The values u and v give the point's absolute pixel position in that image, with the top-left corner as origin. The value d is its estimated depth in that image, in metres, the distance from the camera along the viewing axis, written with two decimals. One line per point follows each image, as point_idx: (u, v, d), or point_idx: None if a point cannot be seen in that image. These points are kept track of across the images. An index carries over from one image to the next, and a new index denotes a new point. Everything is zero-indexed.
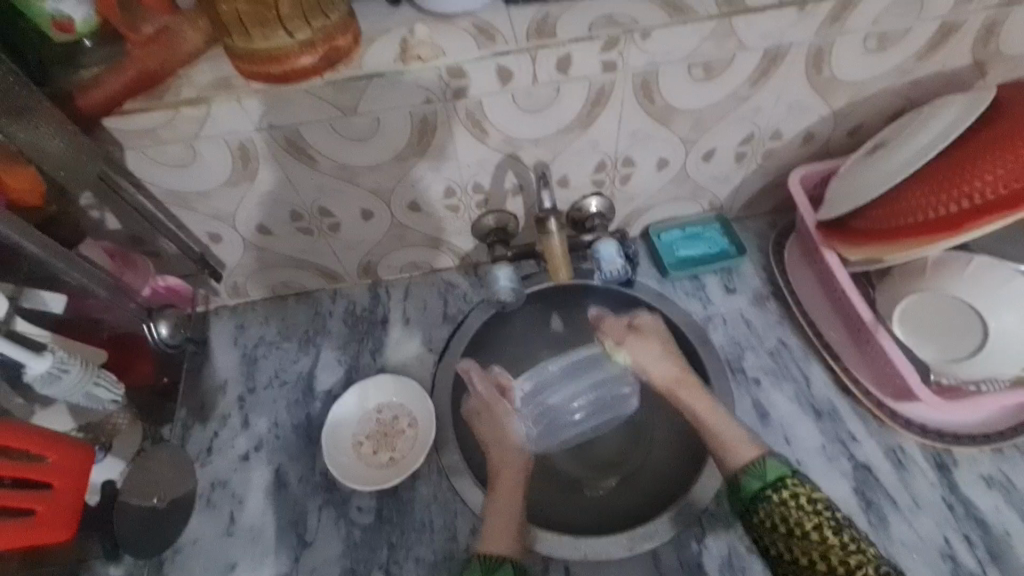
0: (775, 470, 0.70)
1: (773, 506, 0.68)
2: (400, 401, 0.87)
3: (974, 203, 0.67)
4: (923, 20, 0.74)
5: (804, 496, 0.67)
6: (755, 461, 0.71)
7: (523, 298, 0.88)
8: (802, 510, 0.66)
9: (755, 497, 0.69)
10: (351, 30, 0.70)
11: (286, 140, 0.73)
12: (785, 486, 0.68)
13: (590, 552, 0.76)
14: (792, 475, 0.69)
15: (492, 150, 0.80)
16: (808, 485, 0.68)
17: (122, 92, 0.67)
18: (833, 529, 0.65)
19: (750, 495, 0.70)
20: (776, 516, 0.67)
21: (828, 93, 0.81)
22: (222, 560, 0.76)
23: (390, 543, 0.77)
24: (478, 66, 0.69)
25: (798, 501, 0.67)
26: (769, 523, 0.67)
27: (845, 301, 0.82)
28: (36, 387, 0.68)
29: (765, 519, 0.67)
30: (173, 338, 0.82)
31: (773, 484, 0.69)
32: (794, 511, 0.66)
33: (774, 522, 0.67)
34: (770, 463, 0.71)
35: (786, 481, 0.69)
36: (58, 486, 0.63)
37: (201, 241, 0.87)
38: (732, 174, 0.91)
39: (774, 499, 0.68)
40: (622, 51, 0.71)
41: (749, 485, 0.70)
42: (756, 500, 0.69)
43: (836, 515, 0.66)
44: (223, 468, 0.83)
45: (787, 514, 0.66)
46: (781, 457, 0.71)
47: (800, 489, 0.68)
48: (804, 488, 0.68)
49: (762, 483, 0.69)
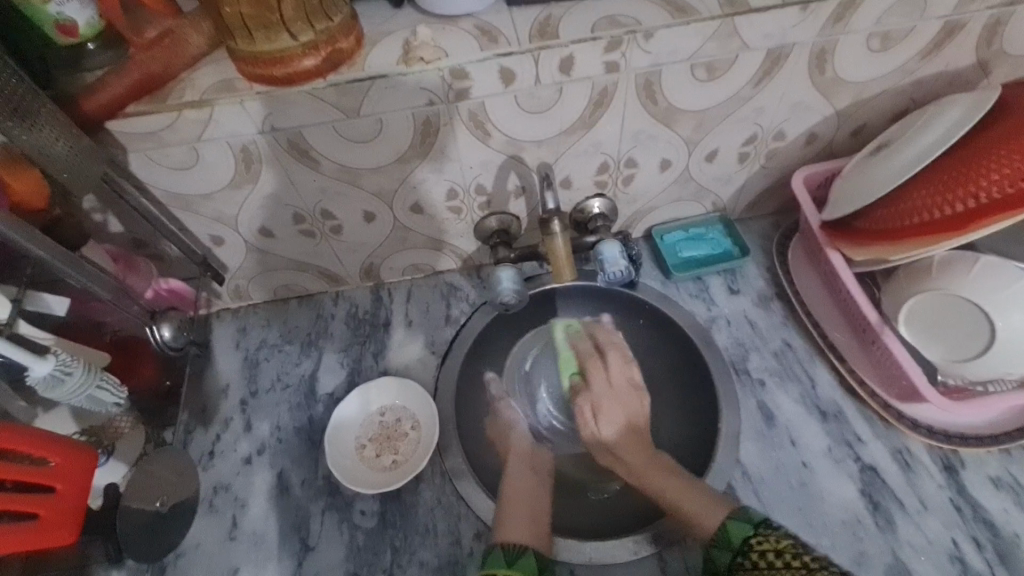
0: (738, 533, 0.65)
1: (748, 575, 0.63)
2: (402, 403, 0.87)
3: (979, 202, 0.66)
4: (926, 20, 0.74)
5: (772, 552, 0.61)
6: (730, 516, 0.67)
7: (527, 300, 0.88)
8: (773, 570, 0.61)
9: (730, 567, 0.65)
10: (354, 33, 0.69)
11: (288, 142, 0.73)
12: (751, 549, 0.63)
13: (594, 555, 0.75)
14: (756, 534, 0.64)
15: (494, 151, 0.80)
16: (774, 537, 0.62)
17: (125, 96, 0.67)
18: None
19: (723, 569, 0.65)
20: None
21: (832, 94, 0.81)
22: (224, 564, 0.76)
23: (393, 547, 0.76)
24: (480, 67, 0.69)
25: (769, 560, 0.61)
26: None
27: (850, 301, 0.81)
28: (38, 390, 0.67)
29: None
30: (176, 341, 0.79)
31: (741, 550, 0.64)
32: (764, 574, 0.61)
33: None
34: (733, 524, 0.66)
35: (752, 542, 0.64)
36: (61, 490, 0.62)
37: (203, 244, 0.86)
38: (735, 175, 0.91)
39: (746, 566, 0.63)
40: (624, 52, 0.71)
41: (721, 558, 0.66)
42: (733, 571, 0.64)
43: (808, 561, 0.59)
44: (226, 471, 0.83)
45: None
46: (744, 515, 0.66)
47: (767, 545, 0.62)
48: (770, 542, 0.62)
49: (730, 554, 0.65)
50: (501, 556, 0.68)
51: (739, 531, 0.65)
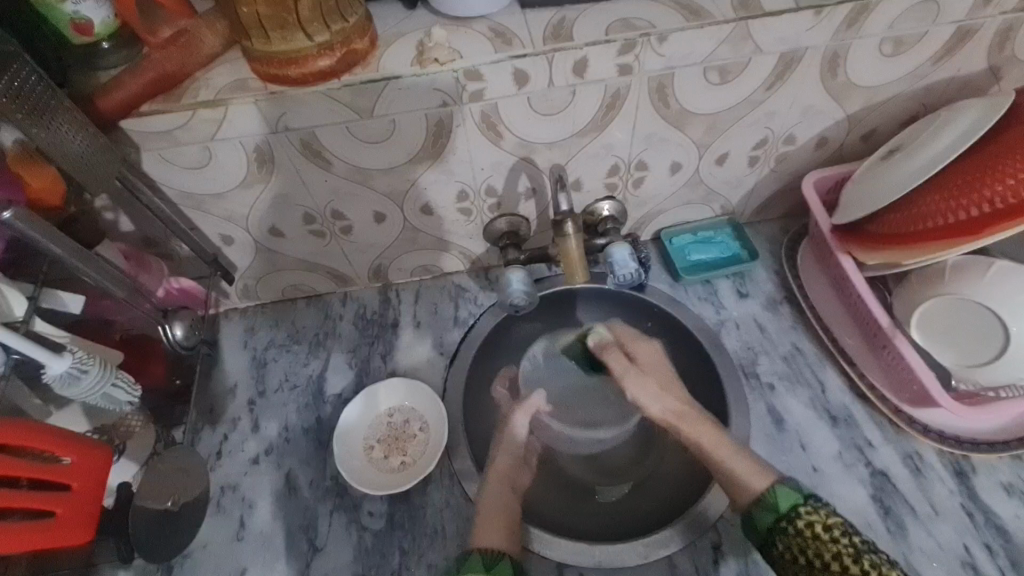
0: (786, 500, 0.66)
1: (790, 540, 0.64)
2: (411, 405, 0.87)
3: (994, 207, 0.66)
4: (939, 25, 0.74)
5: (818, 524, 0.63)
6: (777, 482, 0.68)
7: (536, 301, 0.87)
8: (818, 540, 0.63)
9: (771, 530, 0.66)
10: (368, 34, 0.70)
11: (302, 142, 0.73)
12: (799, 515, 0.65)
13: (604, 559, 0.75)
14: (806, 503, 0.66)
15: (506, 153, 0.80)
16: (822, 511, 0.64)
17: (140, 93, 0.67)
18: (852, 557, 0.61)
19: (764, 528, 0.67)
20: (795, 549, 0.64)
21: (843, 98, 0.81)
22: (232, 566, 0.76)
23: (402, 549, 0.76)
24: (495, 68, 0.69)
25: (816, 531, 0.63)
26: (789, 555, 0.64)
27: (859, 305, 0.81)
28: (56, 388, 0.66)
29: (784, 551, 0.65)
30: (188, 339, 0.80)
31: (787, 515, 0.65)
32: (810, 543, 0.63)
33: (795, 552, 0.64)
34: (783, 490, 0.67)
35: (800, 510, 0.65)
36: (78, 488, 0.62)
37: (214, 243, 0.86)
38: (745, 178, 0.91)
39: (790, 531, 0.65)
40: (638, 54, 0.71)
41: (763, 519, 0.67)
42: (773, 533, 0.66)
43: (854, 541, 0.62)
44: (233, 471, 0.82)
45: (804, 547, 0.63)
46: (793, 484, 0.68)
47: (815, 517, 0.64)
48: (819, 515, 0.64)
49: (775, 516, 0.66)
50: (478, 560, 0.66)
51: (787, 499, 0.67)
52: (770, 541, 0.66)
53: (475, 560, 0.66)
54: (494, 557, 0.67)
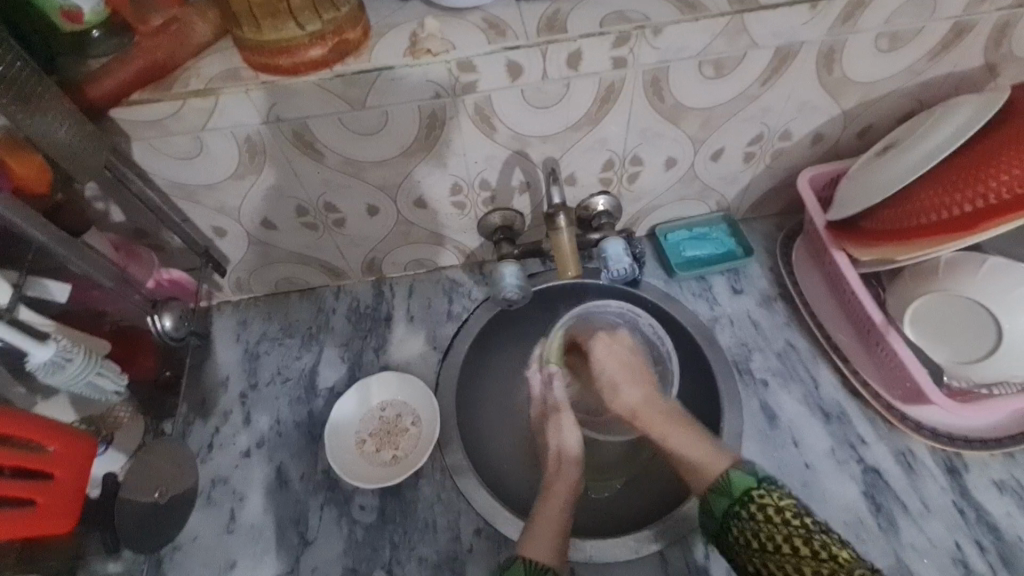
0: (740, 485, 0.67)
1: (743, 524, 0.65)
2: (403, 399, 0.86)
3: (988, 203, 0.66)
4: (935, 20, 0.73)
5: (771, 507, 0.64)
6: (734, 466, 0.70)
7: (530, 296, 0.88)
8: (771, 523, 0.63)
9: (728, 515, 0.67)
10: (361, 24, 0.69)
11: (293, 134, 0.73)
12: (753, 500, 0.66)
13: (595, 554, 0.75)
14: (759, 487, 0.67)
15: (499, 146, 0.79)
16: (775, 493, 0.65)
17: (128, 83, 0.67)
18: (803, 539, 0.62)
19: (722, 514, 0.68)
20: (748, 531, 0.64)
21: (839, 93, 0.81)
22: (221, 558, 0.75)
23: (393, 542, 0.76)
24: (488, 60, 0.69)
25: (768, 515, 0.64)
26: (744, 540, 0.65)
27: (854, 302, 0.81)
28: (40, 376, 0.66)
29: (738, 536, 0.65)
30: (178, 330, 0.79)
31: (741, 500, 0.67)
32: (761, 526, 0.64)
33: (746, 535, 0.64)
34: (737, 475, 0.69)
35: (754, 494, 0.66)
36: (61, 477, 0.62)
37: (205, 235, 0.86)
38: (740, 174, 0.91)
39: (743, 517, 0.65)
40: (633, 47, 0.70)
41: (720, 507, 0.68)
42: (729, 518, 0.67)
43: (805, 522, 0.63)
44: (224, 464, 0.82)
45: (755, 530, 0.64)
46: (749, 470, 0.69)
47: (768, 499, 0.65)
48: (771, 498, 0.65)
49: (730, 500, 0.67)
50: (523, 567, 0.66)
51: (742, 483, 0.68)
52: (726, 526, 0.67)
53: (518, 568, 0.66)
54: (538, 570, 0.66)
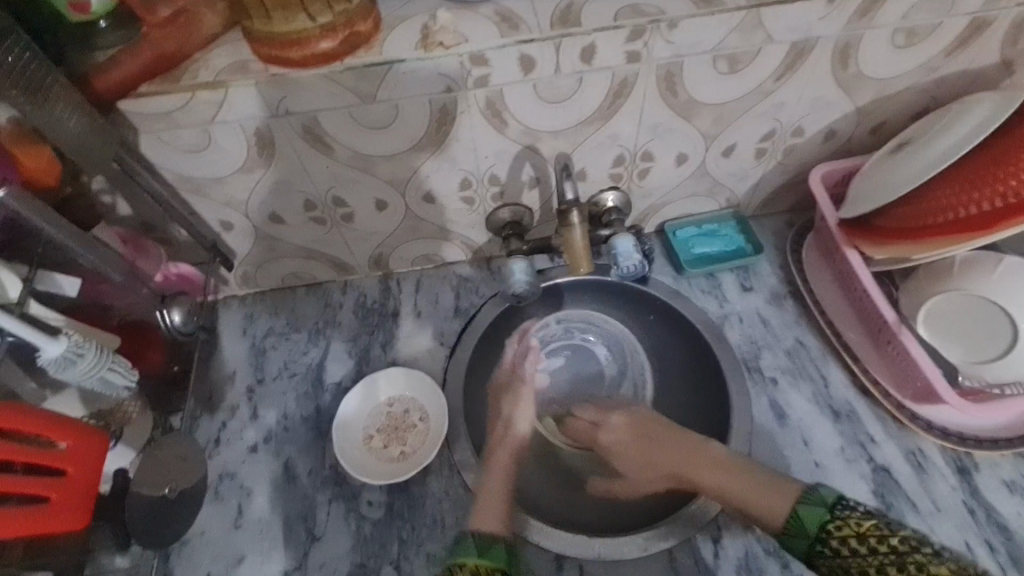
0: (811, 521, 0.63)
1: (830, 561, 0.60)
2: (411, 395, 0.86)
3: (1006, 202, 0.65)
4: (953, 16, 0.73)
5: (852, 537, 0.60)
6: (799, 500, 0.65)
7: (539, 291, 0.87)
8: (858, 555, 0.59)
9: (810, 555, 0.62)
10: (372, 15, 0.68)
11: (303, 128, 0.72)
12: (829, 534, 0.61)
13: (604, 552, 0.74)
14: (833, 517, 0.62)
15: (510, 141, 0.78)
16: (853, 520, 0.60)
17: (137, 75, 0.66)
18: (895, 565, 0.57)
19: (803, 555, 0.63)
20: (838, 569, 0.60)
21: (853, 89, 0.80)
22: (229, 553, 0.75)
23: (401, 539, 0.75)
24: (501, 54, 0.68)
25: (850, 543, 0.59)
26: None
27: (865, 299, 0.80)
28: (50, 371, 0.65)
29: (831, 574, 0.61)
30: (187, 325, 0.80)
31: (818, 537, 0.62)
32: (848, 559, 0.59)
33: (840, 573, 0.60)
34: (805, 508, 0.64)
35: (828, 526, 0.62)
36: (72, 473, 0.61)
37: (213, 229, 0.85)
38: (751, 171, 0.90)
39: (827, 553, 0.61)
40: (648, 41, 0.69)
41: (798, 546, 0.63)
42: (813, 556, 0.62)
43: (893, 545, 0.58)
44: (231, 459, 0.82)
45: (844, 566, 0.59)
46: (815, 499, 0.64)
47: (847, 530, 0.60)
48: (850, 526, 0.60)
49: (808, 540, 0.62)
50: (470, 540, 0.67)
51: (812, 517, 0.63)
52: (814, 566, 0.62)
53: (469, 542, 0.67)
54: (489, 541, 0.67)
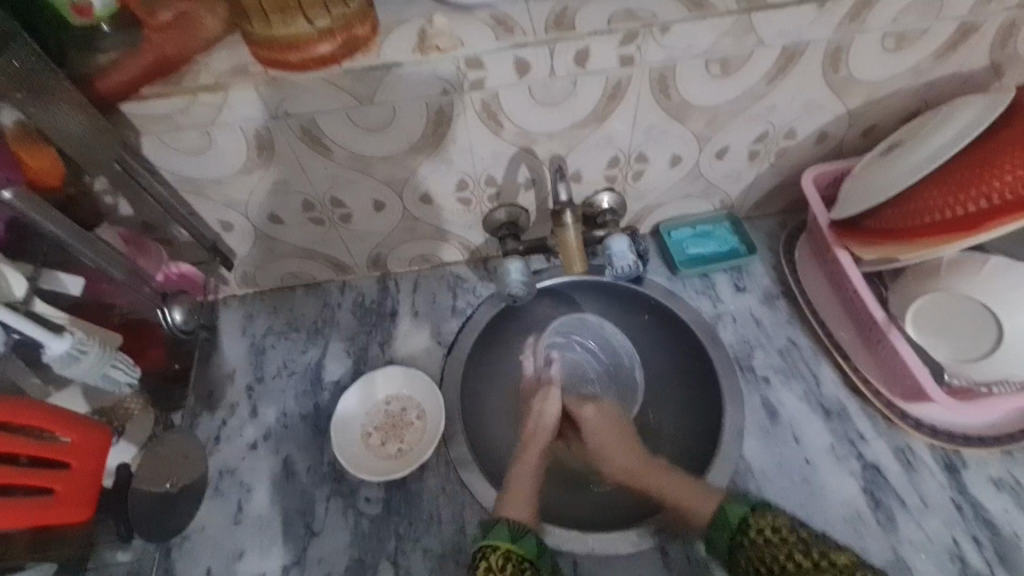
0: (735, 515, 0.72)
1: (748, 552, 0.70)
2: (408, 393, 0.87)
3: (991, 203, 0.67)
4: (941, 20, 0.74)
5: (767, 529, 0.70)
6: (726, 499, 0.75)
7: (534, 291, 0.89)
8: (769, 544, 0.69)
9: (730, 548, 0.72)
10: (370, 19, 0.70)
11: (302, 130, 0.73)
12: (749, 527, 0.71)
13: (597, 547, 0.75)
14: (753, 514, 0.71)
15: (506, 143, 0.80)
16: (769, 515, 0.71)
17: (139, 77, 0.68)
18: (802, 551, 0.68)
19: (723, 548, 0.72)
20: (755, 558, 0.70)
21: (843, 92, 0.81)
22: (229, 548, 0.76)
23: (398, 534, 0.76)
24: (496, 57, 0.69)
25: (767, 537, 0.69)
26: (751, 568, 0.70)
27: (856, 299, 0.82)
28: (56, 367, 0.66)
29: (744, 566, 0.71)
30: (186, 323, 0.81)
31: (738, 529, 0.71)
32: (763, 550, 0.69)
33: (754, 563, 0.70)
34: (731, 506, 0.73)
35: (749, 522, 0.71)
36: (76, 467, 0.63)
37: (213, 229, 0.86)
38: (744, 173, 0.91)
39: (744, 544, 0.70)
40: (640, 45, 0.71)
41: (719, 540, 0.73)
42: (733, 550, 0.72)
43: (802, 535, 0.69)
44: (231, 456, 0.83)
45: (759, 555, 0.69)
46: (741, 499, 0.74)
47: (764, 523, 0.70)
48: (766, 520, 0.70)
49: (727, 533, 0.72)
50: (506, 529, 0.73)
51: (735, 513, 0.72)
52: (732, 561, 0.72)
53: (502, 529, 0.73)
54: (520, 530, 0.73)
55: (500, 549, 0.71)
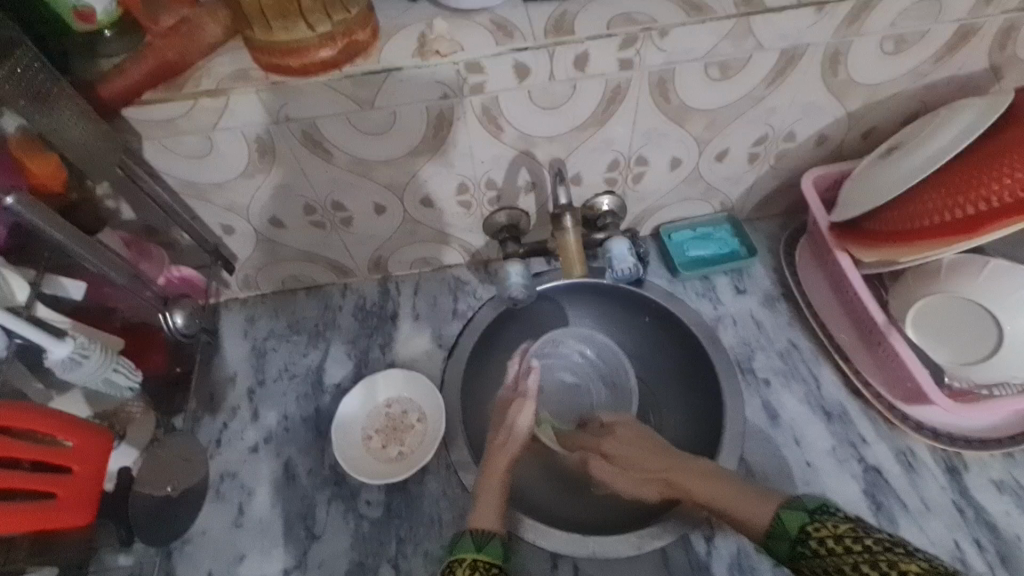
0: (793, 525, 0.62)
1: (812, 562, 0.59)
2: (409, 396, 0.87)
3: (990, 207, 0.67)
4: (940, 23, 0.74)
5: (829, 537, 0.58)
6: (783, 505, 0.64)
7: (534, 294, 0.89)
8: (834, 555, 0.57)
9: (793, 557, 0.61)
10: (370, 25, 0.70)
11: (302, 134, 0.73)
12: (810, 535, 0.60)
13: (598, 550, 0.76)
14: (813, 520, 0.61)
15: (505, 146, 0.80)
16: (832, 522, 0.60)
17: (142, 82, 0.68)
18: (869, 563, 0.55)
19: (788, 558, 0.62)
20: (825, 571, 0.57)
21: (843, 95, 0.81)
22: (230, 552, 0.76)
23: (399, 537, 0.77)
24: (496, 61, 0.69)
25: (830, 547, 0.58)
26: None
27: (857, 302, 0.82)
28: (56, 372, 0.67)
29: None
30: (188, 327, 0.80)
31: (799, 539, 0.61)
32: (829, 559, 0.57)
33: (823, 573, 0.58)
34: (786, 513, 0.63)
35: (808, 530, 0.61)
36: (77, 471, 0.63)
37: (214, 233, 0.87)
38: (744, 175, 0.91)
39: (807, 554, 0.59)
40: (640, 48, 0.71)
41: (781, 550, 0.63)
42: (796, 560, 0.61)
43: (866, 543, 0.56)
44: (232, 459, 0.83)
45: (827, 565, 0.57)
46: (796, 503, 0.64)
47: (824, 531, 0.59)
48: (827, 528, 0.59)
49: (789, 542, 0.62)
50: (471, 538, 0.68)
51: (793, 521, 0.62)
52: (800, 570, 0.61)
53: (466, 541, 0.67)
54: (486, 537, 0.68)
55: (466, 561, 0.65)
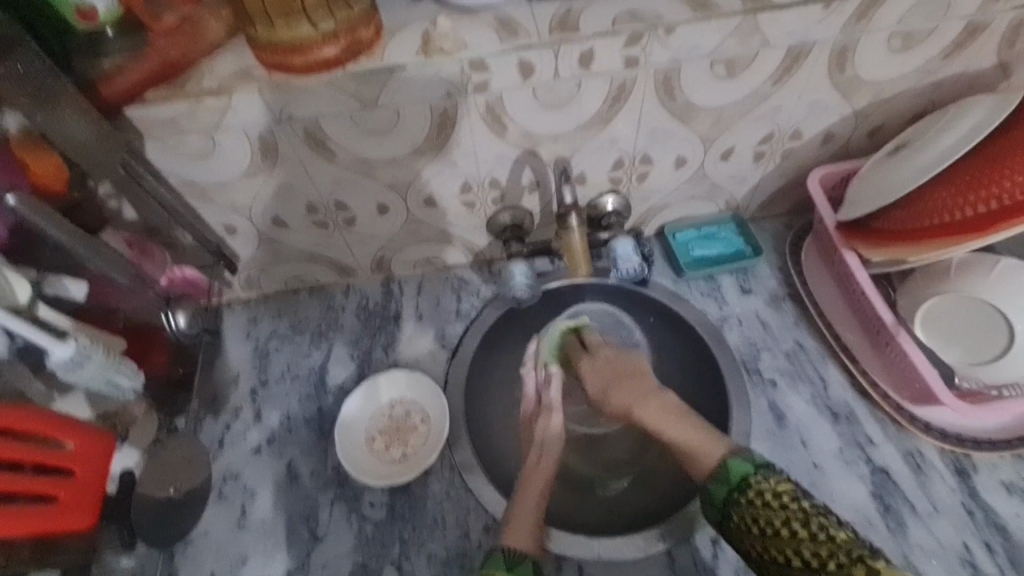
0: (737, 473, 0.63)
1: (743, 510, 0.62)
2: (412, 397, 0.86)
3: (1001, 204, 0.66)
4: (949, 19, 0.73)
5: (768, 492, 0.60)
6: (732, 453, 0.65)
7: (538, 294, 0.90)
8: (769, 509, 0.60)
9: (726, 503, 0.63)
10: (374, 22, 0.70)
11: (304, 132, 0.73)
12: (749, 486, 0.62)
13: (603, 553, 0.75)
14: (756, 474, 0.62)
15: (509, 145, 0.79)
16: (773, 478, 0.61)
17: (144, 82, 0.68)
18: (801, 521, 0.58)
19: (720, 503, 0.64)
20: (748, 519, 0.61)
21: (850, 93, 0.80)
22: (233, 554, 0.76)
23: (403, 539, 0.76)
24: (500, 59, 0.69)
25: (765, 499, 0.60)
26: (745, 526, 0.61)
27: (864, 301, 0.80)
28: (59, 373, 0.66)
29: (739, 523, 0.62)
30: (191, 328, 0.82)
31: (738, 487, 0.62)
32: (761, 510, 0.60)
33: (748, 522, 0.61)
34: (733, 461, 0.64)
35: (749, 482, 0.62)
36: (79, 475, 0.63)
37: (217, 233, 0.86)
38: (750, 173, 0.91)
39: (742, 503, 0.62)
40: (645, 46, 0.70)
41: (718, 492, 0.64)
42: (728, 506, 0.63)
43: (804, 505, 0.59)
44: (235, 460, 0.83)
45: (755, 515, 0.60)
46: (746, 455, 0.64)
47: (765, 485, 0.61)
48: (767, 483, 0.61)
49: (727, 488, 0.63)
50: (502, 557, 0.67)
51: (737, 470, 0.63)
52: (726, 513, 0.63)
53: (497, 558, 0.67)
54: (518, 557, 0.67)
55: None
